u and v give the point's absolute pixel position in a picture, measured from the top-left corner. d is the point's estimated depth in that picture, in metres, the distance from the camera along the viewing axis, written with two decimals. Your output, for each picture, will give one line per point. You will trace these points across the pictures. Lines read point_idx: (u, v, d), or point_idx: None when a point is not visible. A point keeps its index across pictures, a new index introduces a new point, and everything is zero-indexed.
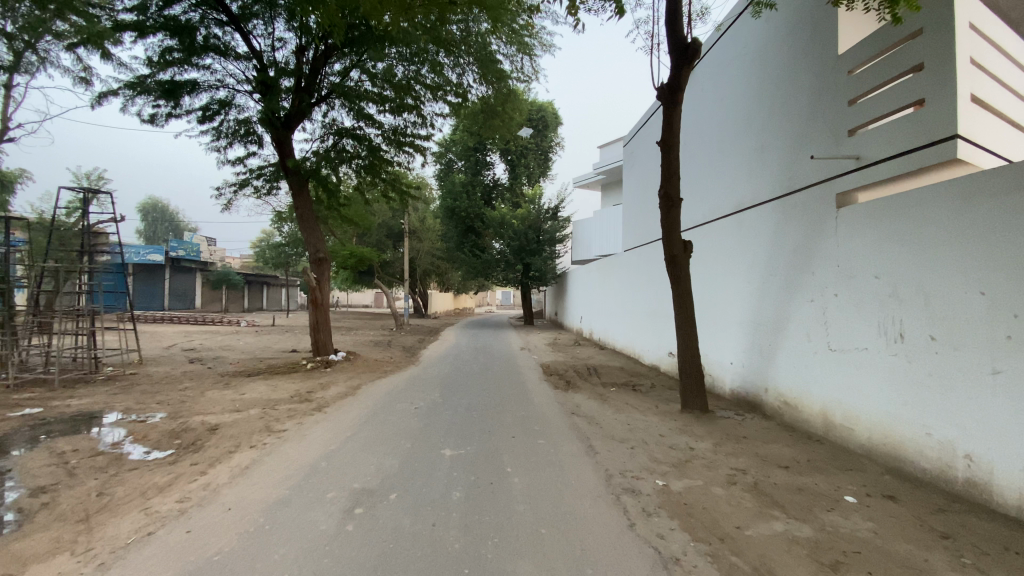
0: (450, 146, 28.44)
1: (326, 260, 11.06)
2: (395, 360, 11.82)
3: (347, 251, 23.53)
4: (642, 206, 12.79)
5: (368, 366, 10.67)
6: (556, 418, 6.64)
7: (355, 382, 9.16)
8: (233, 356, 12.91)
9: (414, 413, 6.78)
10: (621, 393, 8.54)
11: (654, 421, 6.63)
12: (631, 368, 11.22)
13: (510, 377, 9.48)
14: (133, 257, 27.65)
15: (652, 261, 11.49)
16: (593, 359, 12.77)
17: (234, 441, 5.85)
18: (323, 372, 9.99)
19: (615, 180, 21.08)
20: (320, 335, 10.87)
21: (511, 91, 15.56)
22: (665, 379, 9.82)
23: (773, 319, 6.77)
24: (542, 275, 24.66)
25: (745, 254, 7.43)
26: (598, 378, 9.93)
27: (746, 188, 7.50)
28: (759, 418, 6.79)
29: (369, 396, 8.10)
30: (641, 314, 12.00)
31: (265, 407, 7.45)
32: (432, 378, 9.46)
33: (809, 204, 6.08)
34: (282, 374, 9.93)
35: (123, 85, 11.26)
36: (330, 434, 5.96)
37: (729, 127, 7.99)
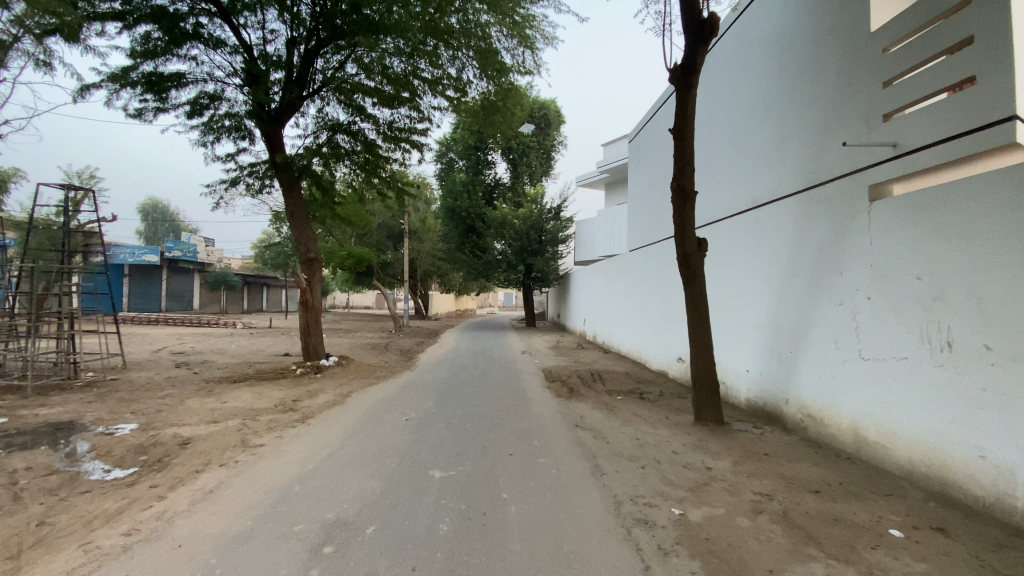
0: (451, 145, 27.99)
1: (317, 260, 10.57)
2: (390, 365, 11.28)
3: (345, 252, 23.06)
4: (649, 205, 12.25)
5: (361, 372, 10.14)
6: (558, 432, 6.08)
7: (345, 389, 8.62)
8: (222, 360, 12.39)
9: (404, 426, 6.24)
10: (628, 402, 7.98)
11: (665, 435, 6.07)
12: (638, 374, 10.66)
13: (509, 385, 8.93)
14: (128, 257, 26.95)
15: (660, 262, 10.94)
16: (597, 363, 12.20)
17: (204, 458, 5.31)
18: (313, 378, 9.46)
19: (619, 179, 20.50)
20: (310, 338, 10.34)
21: (512, 86, 14.99)
22: (675, 386, 9.24)
23: (795, 324, 6.21)
24: (544, 276, 24.15)
25: (763, 253, 6.88)
26: (604, 385, 9.36)
27: (765, 182, 6.95)
28: (780, 432, 6.23)
29: (358, 405, 7.55)
30: (648, 316, 11.45)
31: (245, 418, 6.92)
32: (427, 385, 8.91)
33: (838, 198, 5.52)
34: (269, 380, 9.41)
35: (106, 78, 10.80)
36: (310, 450, 5.43)
37: (746, 117, 7.45)
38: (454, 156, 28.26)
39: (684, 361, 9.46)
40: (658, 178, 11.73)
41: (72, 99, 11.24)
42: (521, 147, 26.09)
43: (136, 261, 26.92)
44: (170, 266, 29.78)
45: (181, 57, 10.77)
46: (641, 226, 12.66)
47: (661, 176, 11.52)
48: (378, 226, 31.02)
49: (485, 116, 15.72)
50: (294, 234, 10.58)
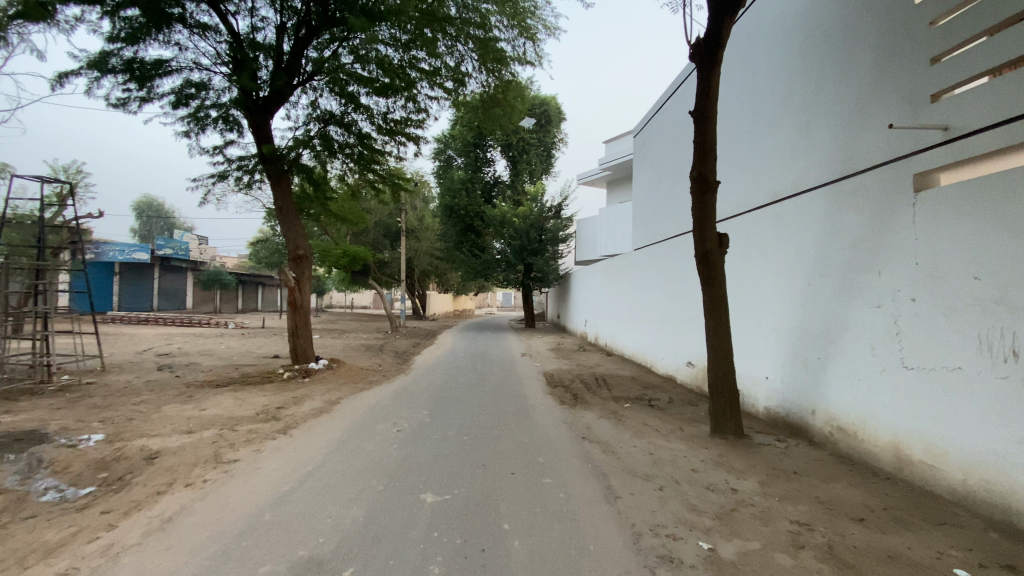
0: (449, 142, 27.43)
1: (306, 257, 9.97)
2: (383, 368, 10.71)
3: (340, 250, 22.49)
4: (655, 202, 11.71)
5: (352, 376, 9.56)
6: (564, 446, 5.53)
7: (334, 395, 8.04)
8: (208, 362, 11.81)
9: (395, 438, 5.68)
10: (637, 410, 7.44)
11: (681, 450, 5.52)
12: (644, 379, 10.12)
13: (510, 391, 8.37)
14: (118, 255, 26.30)
15: (667, 261, 10.39)
16: (601, 367, 11.65)
17: (170, 476, 4.76)
18: (300, 382, 8.88)
19: (622, 176, 19.95)
20: (299, 340, 9.76)
21: (513, 80, 14.42)
22: (685, 393, 8.70)
23: (822, 328, 5.68)
24: (544, 275, 23.61)
25: (785, 250, 6.35)
26: (609, 391, 8.81)
27: (788, 175, 6.42)
28: (806, 446, 5.70)
29: (346, 413, 6.98)
30: (654, 319, 10.89)
31: (223, 428, 6.36)
32: (421, 391, 8.35)
33: (876, 189, 4.99)
34: (254, 385, 8.83)
35: (85, 64, 10.25)
36: (288, 466, 4.87)
37: (767, 106, 6.92)
38: (452, 153, 27.72)
39: (694, 366, 8.90)
40: (666, 175, 11.19)
41: (50, 88, 10.69)
42: (521, 145, 25.53)
43: (126, 259, 26.21)
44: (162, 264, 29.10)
45: (165, 44, 10.23)
46: (646, 224, 12.12)
47: (669, 172, 10.98)
48: (375, 224, 30.44)
49: (486, 111, 15.15)
50: (282, 229, 9.99)
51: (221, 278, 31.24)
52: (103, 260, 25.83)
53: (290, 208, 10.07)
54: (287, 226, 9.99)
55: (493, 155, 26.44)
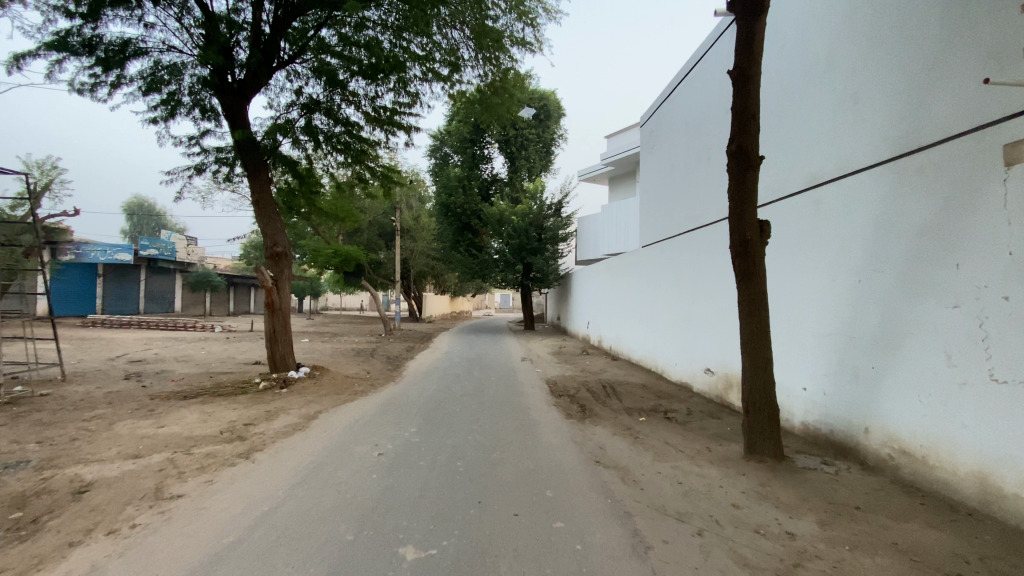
0: (445, 138, 26.52)
1: (285, 255, 9.07)
2: (371, 376, 9.82)
3: (331, 250, 21.60)
4: (664, 195, 10.83)
5: (336, 384, 8.66)
6: (576, 475, 4.66)
7: (312, 409, 7.15)
8: (181, 370, 10.89)
9: (375, 466, 4.78)
10: (654, 425, 6.58)
11: (715, 478, 4.65)
12: (656, 386, 9.27)
13: (510, 403, 7.49)
14: (100, 256, 25.21)
15: (680, 258, 9.53)
16: (608, 374, 10.78)
17: (94, 519, 3.88)
18: (276, 393, 7.98)
19: (625, 171, 19.08)
20: (278, 346, 8.85)
21: (512, 68, 13.51)
22: (704, 404, 7.84)
23: (878, 333, 4.83)
24: (544, 276, 22.87)
25: (829, 243, 5.50)
26: (620, 402, 7.94)
27: (831, 155, 5.58)
28: (858, 471, 4.85)
29: (324, 430, 6.10)
30: (666, 321, 10.04)
31: (177, 451, 5.47)
32: (412, 402, 7.50)
33: (952, 165, 4.13)
34: (224, 397, 7.92)
35: (45, 44, 9.39)
36: (241, 504, 3.99)
37: (803, 80, 6.09)
38: (449, 150, 26.82)
39: (713, 373, 8.06)
40: (675, 166, 10.31)
41: (7, 69, 9.80)
42: (519, 140, 24.63)
43: (108, 260, 25.19)
44: (149, 265, 28.15)
45: (130, 20, 9.31)
46: (655, 219, 11.23)
47: (679, 163, 10.10)
48: (369, 224, 29.51)
49: (482, 102, 14.20)
50: (259, 225, 9.05)
51: (210, 278, 30.60)
52: (84, 261, 24.85)
53: (269, 202, 9.17)
54: (264, 221, 9.06)
55: (491, 151, 25.54)
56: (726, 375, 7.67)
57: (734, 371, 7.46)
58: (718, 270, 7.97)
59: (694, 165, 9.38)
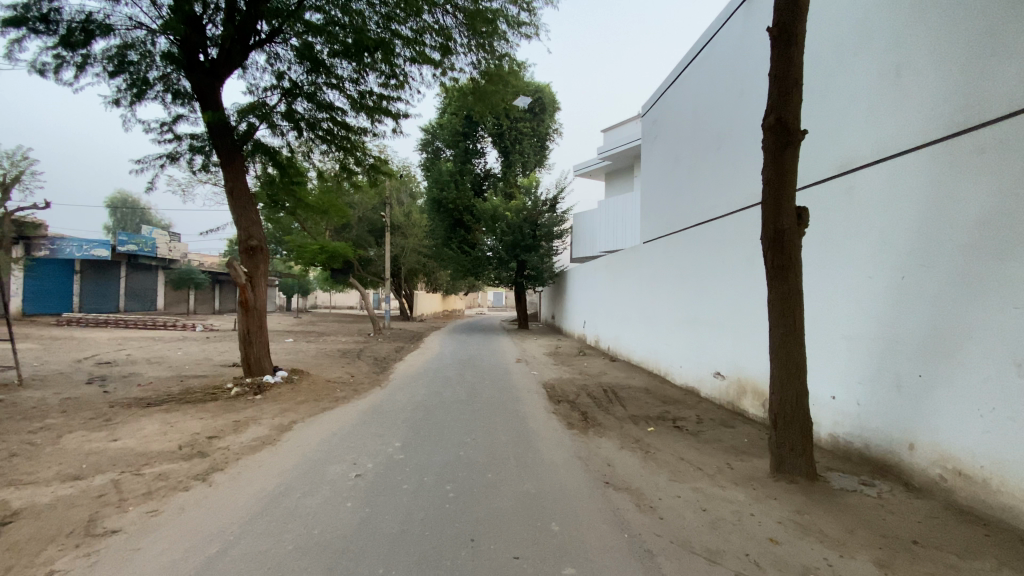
0: (437, 132, 25.78)
1: (261, 249, 8.30)
2: (355, 379, 9.12)
3: (318, 246, 20.84)
4: (666, 188, 10.22)
5: (316, 389, 7.96)
6: (583, 501, 4.02)
7: (286, 418, 6.46)
8: (149, 373, 10.09)
9: (350, 490, 4.12)
10: (664, 436, 5.96)
11: (745, 503, 4.04)
12: (660, 391, 8.67)
13: (504, 411, 6.83)
14: (75, 251, 23.88)
15: (685, 254, 8.93)
16: (607, 377, 10.16)
17: (6, 563, 3.18)
18: (249, 401, 7.27)
19: (623, 166, 18.47)
20: (252, 348, 8.13)
21: (508, 56, 12.83)
22: (715, 411, 7.25)
23: (927, 337, 4.26)
24: (538, 274, 22.28)
25: (868, 235, 4.90)
26: (623, 408, 7.31)
27: (868, 137, 5.00)
28: (903, 493, 4.27)
29: (297, 445, 5.42)
30: (670, 321, 9.45)
31: (126, 471, 4.76)
32: (398, 410, 6.84)
33: (1022, 143, 3.54)
34: (191, 404, 7.20)
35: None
36: (187, 544, 3.31)
37: (837, 56, 5.45)
38: (441, 144, 26.07)
39: (724, 378, 7.46)
40: (680, 156, 9.71)
41: None
42: (513, 134, 23.93)
43: (84, 256, 23.84)
44: (128, 262, 27.07)
45: None
46: (657, 213, 10.62)
47: (684, 153, 9.49)
48: (359, 220, 28.54)
49: (475, 91, 13.51)
50: (232, 217, 8.30)
51: (193, 276, 29.26)
52: (59, 257, 23.49)
53: (245, 192, 8.43)
54: (237, 211, 8.29)
55: (484, 145, 24.83)
56: (738, 380, 7.08)
57: (749, 376, 6.85)
58: (730, 266, 7.36)
59: (701, 154, 8.78)
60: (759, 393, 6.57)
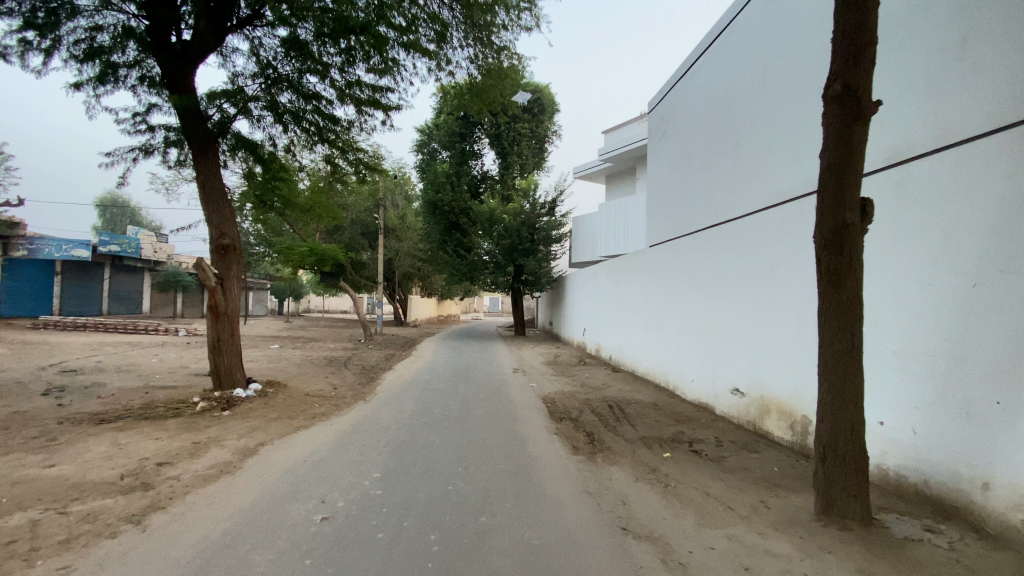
0: (433, 133, 25.09)
1: (234, 248, 7.49)
2: (338, 392, 8.32)
3: (307, 248, 20.06)
4: (674, 187, 9.52)
5: (292, 404, 7.19)
6: (596, 555, 3.29)
7: (253, 440, 5.70)
8: (114, 383, 9.26)
9: (312, 541, 3.37)
10: (682, 464, 5.24)
11: (793, 559, 3.31)
12: (670, 407, 7.94)
13: (500, 432, 6.06)
14: (54, 251, 22.90)
15: (695, 257, 8.22)
16: (611, 390, 9.41)
17: None
18: (215, 417, 6.49)
19: (625, 168, 17.82)
20: (222, 358, 7.34)
21: (507, 48, 12.07)
22: (734, 432, 6.54)
23: (1004, 357, 3.57)
24: (536, 278, 21.56)
25: (927, 237, 4.22)
26: (633, 428, 6.56)
27: (926, 122, 4.35)
28: (977, 543, 3.56)
29: (260, 474, 4.65)
30: (679, 330, 8.75)
31: (49, 510, 3.98)
32: (381, 430, 6.08)
33: None
34: (150, 421, 6.42)
35: None
36: None
37: (886, 33, 4.78)
38: (437, 146, 25.38)
39: (743, 396, 6.75)
40: (687, 153, 9.01)
41: None
42: (511, 135, 23.23)
43: (64, 257, 22.80)
44: (112, 263, 26.16)
45: None
46: (664, 215, 9.91)
47: (693, 149, 8.79)
48: (352, 222, 27.74)
49: (472, 86, 12.73)
50: (203, 213, 7.53)
51: (179, 279, 28.52)
52: (37, 257, 22.53)
53: (219, 186, 7.67)
54: (208, 207, 7.51)
55: (481, 147, 24.12)
56: (760, 398, 6.38)
57: (773, 395, 6.14)
58: (748, 271, 6.67)
59: (712, 150, 8.08)
60: (786, 413, 5.87)
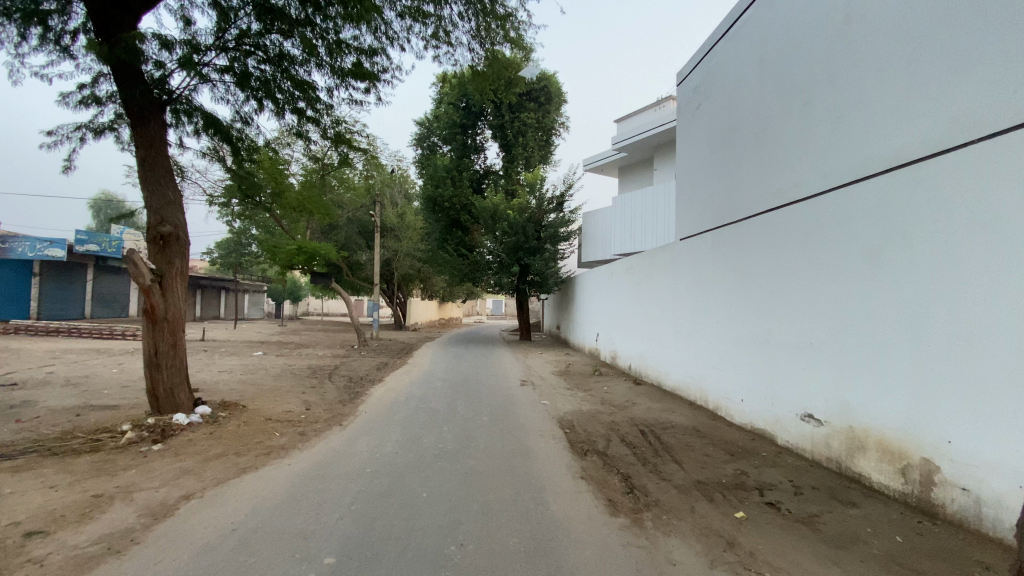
0: (433, 126, 23.57)
1: (179, 239, 6.07)
2: (309, 414, 6.82)
3: (295, 246, 18.61)
4: (711, 168, 8.03)
5: (245, 432, 5.72)
6: None
7: (177, 491, 4.22)
8: (49, 401, 7.80)
9: None
10: (764, 531, 3.73)
11: None
12: (717, 434, 6.44)
13: (510, 478, 4.58)
14: (27, 251, 21.47)
15: (745, 250, 6.74)
16: (639, 409, 7.92)
17: None
18: (140, 453, 5.03)
19: (641, 158, 16.35)
20: (162, 375, 5.85)
21: (513, 15, 10.45)
22: (812, 473, 5.04)
23: None
24: (542, 279, 20.06)
25: None
26: (680, 467, 5.08)
27: None
28: None
29: (159, 558, 3.16)
30: (723, 339, 7.26)
31: None
32: (352, 475, 4.59)
33: None
34: (56, 459, 4.96)
35: None
36: None
37: None
38: (437, 139, 23.88)
39: (821, 425, 5.25)
40: (729, 126, 7.53)
41: None
42: (516, 126, 21.70)
43: (36, 257, 21.34)
44: (94, 263, 24.89)
45: None
46: (699, 202, 8.40)
47: (737, 121, 7.31)
48: (347, 221, 26.20)
49: (472, 66, 11.14)
50: (142, 197, 6.10)
51: None
52: (11, 257, 21.24)
53: (161, 164, 6.24)
54: (148, 188, 6.09)
55: (483, 139, 22.60)
56: (848, 429, 4.89)
57: (869, 428, 4.64)
58: (828, 264, 5.20)
59: (766, 118, 6.60)
60: (894, 453, 4.39)
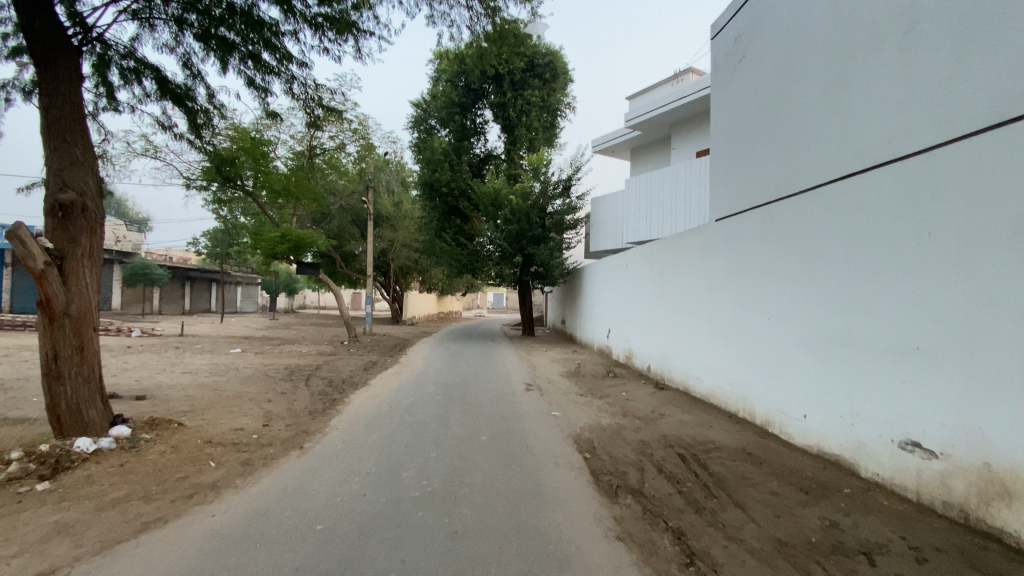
0: (430, 107, 22.11)
1: (89, 213, 4.76)
2: (264, 433, 5.47)
3: (279, 233, 17.19)
4: (760, 133, 6.65)
5: (171, 463, 4.39)
6: None
7: (33, 566, 2.88)
8: None
9: None
10: None
11: None
12: (778, 460, 5.10)
13: (516, 538, 3.25)
14: None
15: (812, 230, 5.38)
16: (669, 422, 6.61)
17: None
18: (13, 496, 3.69)
19: (658, 138, 14.94)
20: (62, 386, 4.54)
21: None
22: (925, 526, 3.71)
23: None
24: (547, 271, 18.76)
25: None
26: (748, 518, 3.75)
27: None
28: None
29: None
30: (777, 339, 5.91)
31: None
32: (293, 536, 3.23)
33: None
34: None
35: None
36: None
37: None
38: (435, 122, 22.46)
39: (933, 460, 3.91)
40: (786, 79, 6.15)
41: None
42: (519, 105, 20.23)
43: None
44: None
45: None
46: (743, 177, 7.03)
47: (797, 72, 5.93)
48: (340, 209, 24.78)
49: (474, 43, 9.74)
50: (42, 156, 4.75)
51: (148, 272, 27.04)
52: None
53: (72, 116, 4.85)
54: (50, 145, 4.72)
55: (484, 122, 21.21)
56: (980, 467, 3.55)
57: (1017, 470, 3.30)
58: (947, 242, 3.83)
59: (841, 62, 5.21)
60: None
